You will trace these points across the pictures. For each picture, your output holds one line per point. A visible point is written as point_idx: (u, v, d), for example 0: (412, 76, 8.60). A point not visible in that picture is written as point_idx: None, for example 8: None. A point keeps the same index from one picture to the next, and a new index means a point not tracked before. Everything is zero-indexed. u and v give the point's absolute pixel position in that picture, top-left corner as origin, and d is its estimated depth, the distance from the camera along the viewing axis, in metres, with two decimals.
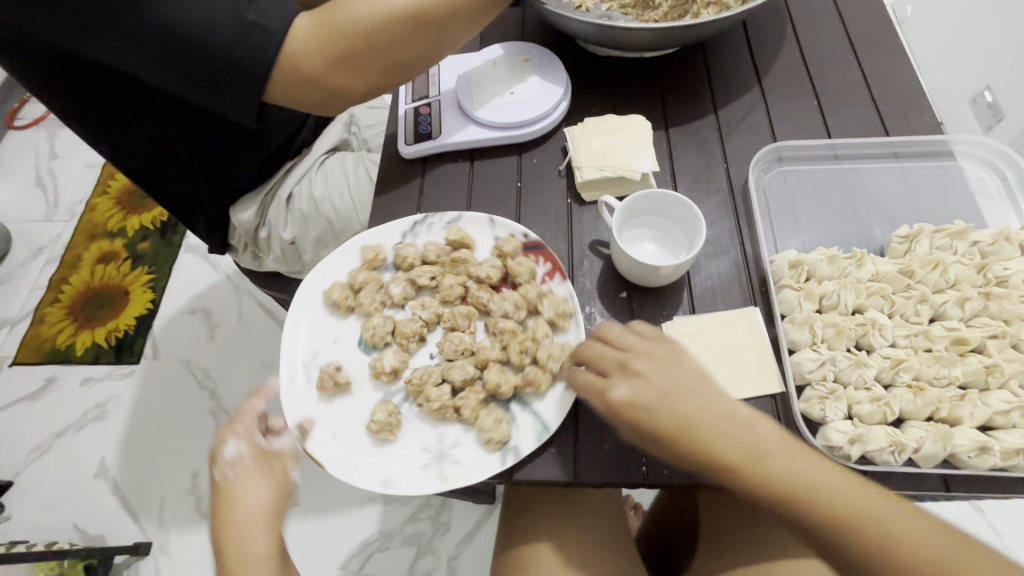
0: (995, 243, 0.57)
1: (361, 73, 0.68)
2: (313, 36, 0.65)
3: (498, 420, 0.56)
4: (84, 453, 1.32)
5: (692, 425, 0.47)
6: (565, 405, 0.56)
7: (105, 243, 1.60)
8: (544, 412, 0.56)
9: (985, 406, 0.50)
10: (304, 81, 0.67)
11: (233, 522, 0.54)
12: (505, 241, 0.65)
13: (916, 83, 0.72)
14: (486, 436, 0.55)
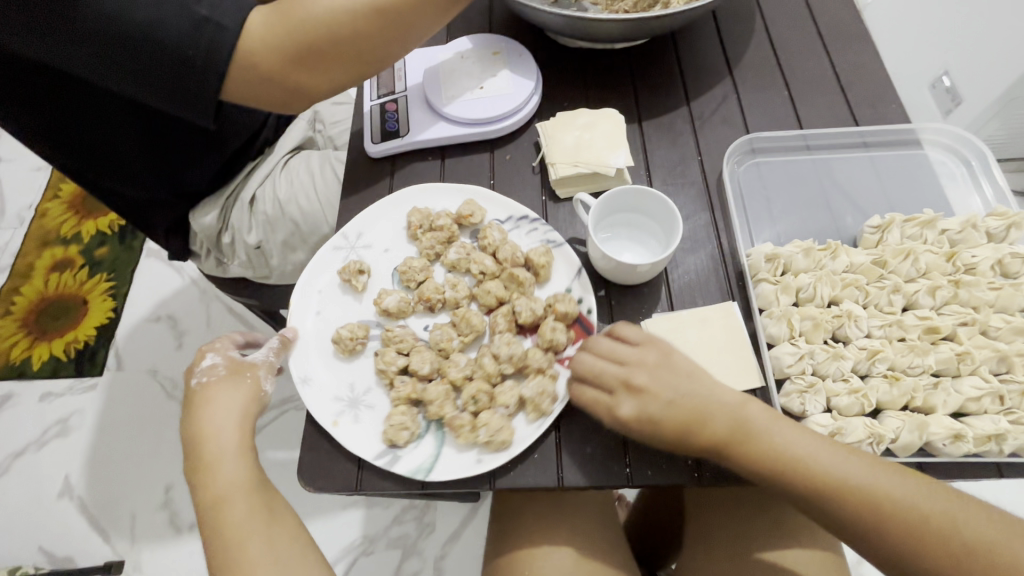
0: (962, 230, 0.58)
1: (322, 68, 0.65)
2: (271, 28, 0.61)
3: (406, 428, 0.54)
4: (47, 471, 1.26)
5: (700, 426, 0.49)
6: (465, 474, 0.52)
7: (60, 250, 1.52)
8: (444, 459, 0.54)
9: (958, 393, 0.51)
10: (261, 77, 0.63)
11: (207, 420, 0.56)
12: (564, 298, 0.59)
13: (882, 72, 0.73)
14: (389, 425, 0.54)
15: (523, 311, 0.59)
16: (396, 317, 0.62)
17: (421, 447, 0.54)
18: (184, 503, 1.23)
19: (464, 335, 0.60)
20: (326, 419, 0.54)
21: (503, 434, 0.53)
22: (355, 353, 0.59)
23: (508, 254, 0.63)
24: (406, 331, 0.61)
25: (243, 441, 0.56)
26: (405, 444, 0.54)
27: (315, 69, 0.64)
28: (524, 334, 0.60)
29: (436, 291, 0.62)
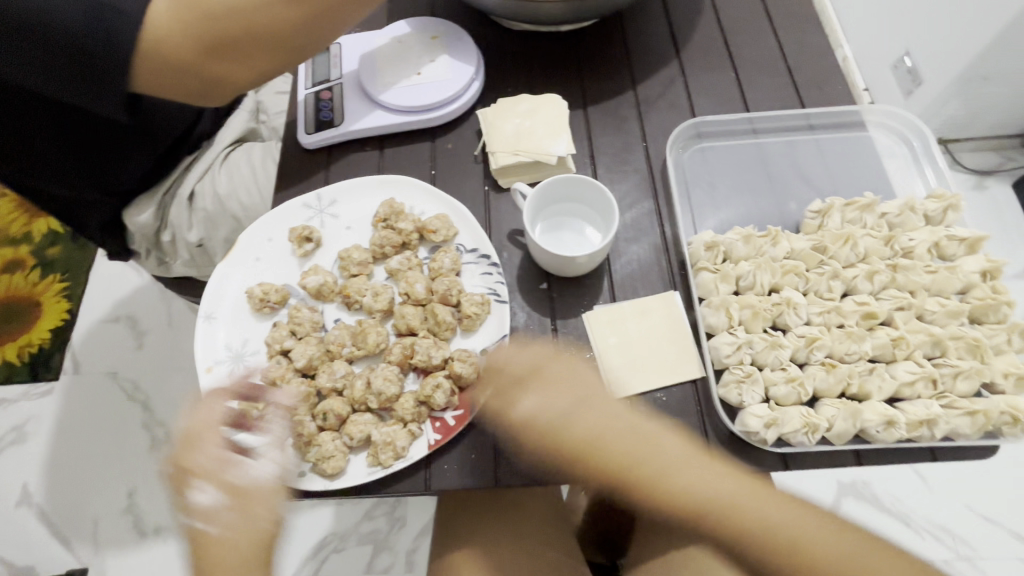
0: (901, 213, 0.57)
1: (242, 60, 0.61)
2: (181, 16, 0.57)
3: (260, 410, 0.53)
4: (2, 480, 1.22)
5: (622, 471, 0.43)
6: (282, 484, 0.50)
7: (8, 251, 1.45)
8: (284, 460, 0.52)
9: (893, 378, 0.50)
10: (175, 69, 0.59)
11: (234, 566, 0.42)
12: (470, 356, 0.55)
13: (829, 53, 0.72)
14: (249, 399, 0.54)
15: (420, 353, 0.55)
16: (317, 298, 0.60)
17: None
18: (148, 506, 1.19)
19: (357, 348, 0.56)
20: (204, 362, 0.57)
21: (332, 462, 0.50)
22: (264, 313, 0.59)
23: (441, 288, 0.58)
24: (313, 314, 0.58)
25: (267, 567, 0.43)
26: None
27: (234, 60, 0.61)
28: (418, 374, 0.56)
29: (359, 291, 0.59)
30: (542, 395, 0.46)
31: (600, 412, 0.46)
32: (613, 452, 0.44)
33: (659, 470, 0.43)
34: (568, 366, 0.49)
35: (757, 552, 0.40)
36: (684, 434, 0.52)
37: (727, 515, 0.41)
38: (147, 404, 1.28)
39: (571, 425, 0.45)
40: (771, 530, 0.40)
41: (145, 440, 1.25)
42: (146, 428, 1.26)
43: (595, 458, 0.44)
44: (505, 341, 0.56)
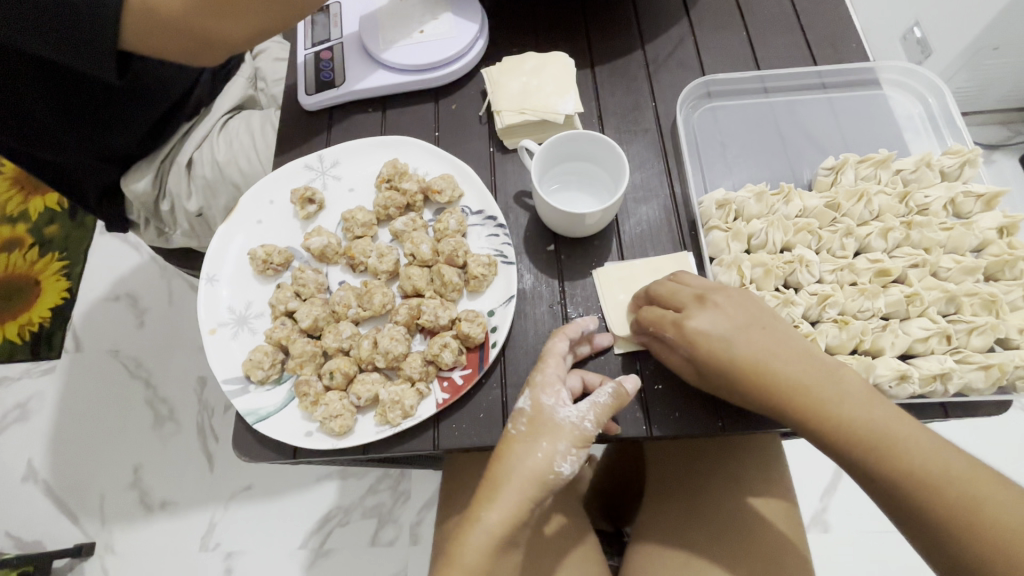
0: (916, 170, 0.56)
1: (233, 14, 0.59)
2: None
3: (270, 368, 0.53)
4: (8, 456, 1.22)
5: (801, 395, 0.43)
6: (288, 442, 0.50)
7: (6, 229, 1.43)
8: (298, 420, 0.52)
9: (906, 334, 0.50)
10: (163, 24, 0.57)
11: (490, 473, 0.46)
12: (476, 321, 0.53)
13: (843, 11, 0.70)
14: (255, 358, 0.53)
15: (427, 314, 0.54)
16: (321, 260, 0.59)
17: (274, 392, 0.53)
18: (154, 481, 1.19)
19: (363, 309, 0.55)
20: (207, 323, 0.56)
21: (341, 419, 0.50)
22: (267, 275, 0.58)
23: (447, 249, 0.57)
24: (317, 276, 0.57)
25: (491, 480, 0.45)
26: (259, 381, 0.53)
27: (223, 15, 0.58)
28: (424, 335, 0.55)
29: (364, 252, 0.58)
30: (716, 325, 0.45)
31: (802, 350, 0.44)
32: (773, 377, 0.43)
33: (830, 394, 0.42)
34: (743, 300, 0.47)
35: (900, 479, 0.40)
36: (694, 392, 0.52)
37: (875, 438, 0.41)
38: (149, 380, 1.28)
39: (757, 352, 0.44)
40: (934, 453, 0.40)
41: (148, 416, 1.25)
42: (150, 404, 1.26)
43: (755, 383, 0.44)
44: (514, 302, 0.55)
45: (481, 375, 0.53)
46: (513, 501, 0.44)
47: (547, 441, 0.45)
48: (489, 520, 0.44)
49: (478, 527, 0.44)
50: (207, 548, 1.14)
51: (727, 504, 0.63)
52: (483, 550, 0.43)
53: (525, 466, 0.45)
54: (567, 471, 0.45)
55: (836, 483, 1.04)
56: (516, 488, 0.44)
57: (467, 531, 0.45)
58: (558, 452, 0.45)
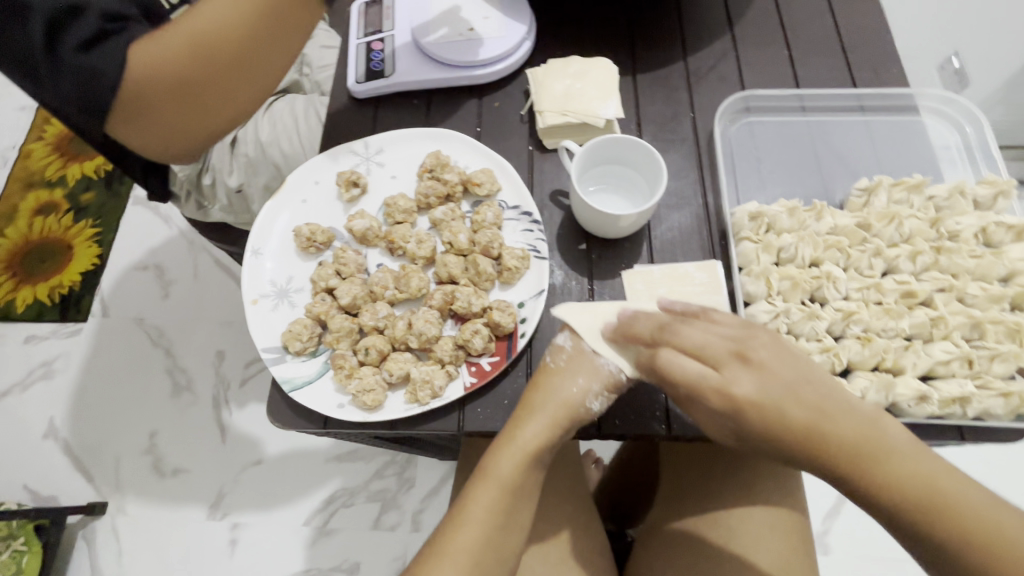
0: (950, 197, 0.57)
1: (237, 67, 0.58)
2: (166, 35, 0.54)
3: (309, 339, 0.55)
4: (31, 413, 1.27)
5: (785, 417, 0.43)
6: (321, 411, 0.52)
7: (45, 193, 1.48)
8: (330, 391, 0.54)
9: (928, 356, 0.51)
10: (165, 91, 0.55)
11: (508, 439, 0.50)
12: (507, 311, 0.55)
13: (886, 36, 0.70)
14: (294, 329, 0.55)
15: (460, 301, 0.56)
16: (362, 243, 0.61)
17: (309, 363, 0.55)
18: (169, 448, 1.23)
19: (400, 291, 0.58)
20: (250, 294, 0.59)
21: (373, 393, 0.52)
22: (309, 253, 0.61)
23: (483, 239, 0.59)
24: (358, 257, 0.60)
25: (510, 436, 0.51)
26: (296, 352, 0.55)
27: (226, 70, 0.57)
28: (455, 321, 0.57)
29: (403, 237, 0.60)
30: (697, 339, 0.46)
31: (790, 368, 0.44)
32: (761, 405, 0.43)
33: (812, 417, 0.42)
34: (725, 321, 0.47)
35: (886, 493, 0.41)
36: None
37: (859, 452, 0.41)
38: (171, 350, 1.32)
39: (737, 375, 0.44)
40: (912, 461, 0.41)
41: (167, 385, 1.29)
42: (170, 373, 1.29)
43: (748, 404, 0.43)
44: (545, 295, 0.57)
45: (508, 363, 0.55)
46: (548, 421, 0.50)
47: (582, 378, 0.51)
48: (502, 467, 0.50)
49: (491, 479, 0.49)
50: (214, 518, 1.17)
51: (730, 512, 0.64)
52: (490, 505, 0.48)
53: (562, 394, 0.51)
54: (596, 408, 0.51)
55: (839, 507, 1.05)
56: (551, 414, 0.50)
57: (482, 483, 0.49)
58: (592, 390, 0.51)
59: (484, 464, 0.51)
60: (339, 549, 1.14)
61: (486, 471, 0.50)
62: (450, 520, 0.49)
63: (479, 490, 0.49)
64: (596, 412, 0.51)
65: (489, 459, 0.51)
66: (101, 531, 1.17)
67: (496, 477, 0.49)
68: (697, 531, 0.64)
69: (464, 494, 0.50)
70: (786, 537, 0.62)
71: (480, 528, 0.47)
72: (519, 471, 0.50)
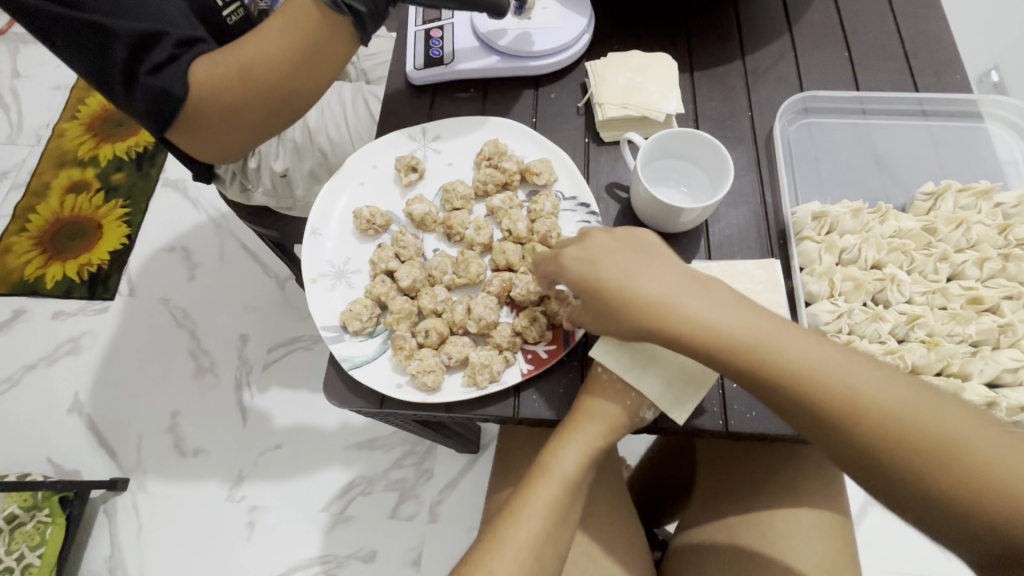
0: (1019, 205, 0.56)
1: (282, 90, 0.61)
2: (219, 61, 0.58)
3: (369, 319, 0.55)
4: (57, 387, 1.28)
5: (745, 347, 0.44)
6: (379, 391, 0.53)
7: (76, 172, 1.50)
8: (388, 371, 0.54)
9: (996, 362, 0.50)
10: (221, 115, 0.60)
11: (569, 441, 0.51)
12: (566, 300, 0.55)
13: (948, 42, 0.69)
14: (355, 309, 0.55)
15: (519, 288, 0.56)
16: (419, 227, 0.62)
17: (367, 343, 0.56)
18: (190, 429, 1.24)
19: (458, 276, 0.58)
20: (309, 273, 0.59)
21: (433, 374, 0.52)
22: (367, 235, 0.61)
23: (542, 228, 0.59)
24: (416, 241, 0.60)
25: (570, 438, 0.51)
26: (355, 331, 0.55)
27: (274, 93, 0.60)
28: (511, 309, 0.58)
29: (462, 223, 0.61)
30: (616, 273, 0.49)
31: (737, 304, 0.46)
32: (708, 333, 0.44)
33: (760, 342, 0.43)
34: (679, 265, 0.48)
35: (841, 419, 0.41)
36: None
37: (809, 374, 0.42)
38: (195, 332, 1.33)
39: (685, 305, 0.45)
40: (863, 386, 0.41)
41: (191, 366, 1.30)
42: (194, 355, 1.31)
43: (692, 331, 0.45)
44: None
45: (565, 352, 0.55)
46: (609, 431, 0.51)
47: (637, 394, 0.51)
48: (564, 467, 0.51)
49: (553, 478, 0.51)
50: (234, 499, 1.18)
51: (771, 513, 0.64)
52: (553, 504, 0.50)
53: (618, 408, 0.51)
54: (648, 418, 0.52)
55: (861, 518, 1.04)
56: (606, 423, 0.51)
57: (543, 480, 0.51)
58: (645, 403, 0.52)
59: (543, 460, 0.52)
60: (356, 536, 1.14)
61: (547, 467, 0.52)
62: (510, 516, 0.50)
63: (540, 486, 0.51)
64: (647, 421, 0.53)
65: (548, 455, 0.52)
66: (122, 506, 1.19)
67: (557, 474, 0.51)
68: (739, 531, 0.64)
69: (523, 488, 0.52)
70: (826, 539, 0.62)
71: (540, 523, 0.49)
72: (579, 469, 0.51)
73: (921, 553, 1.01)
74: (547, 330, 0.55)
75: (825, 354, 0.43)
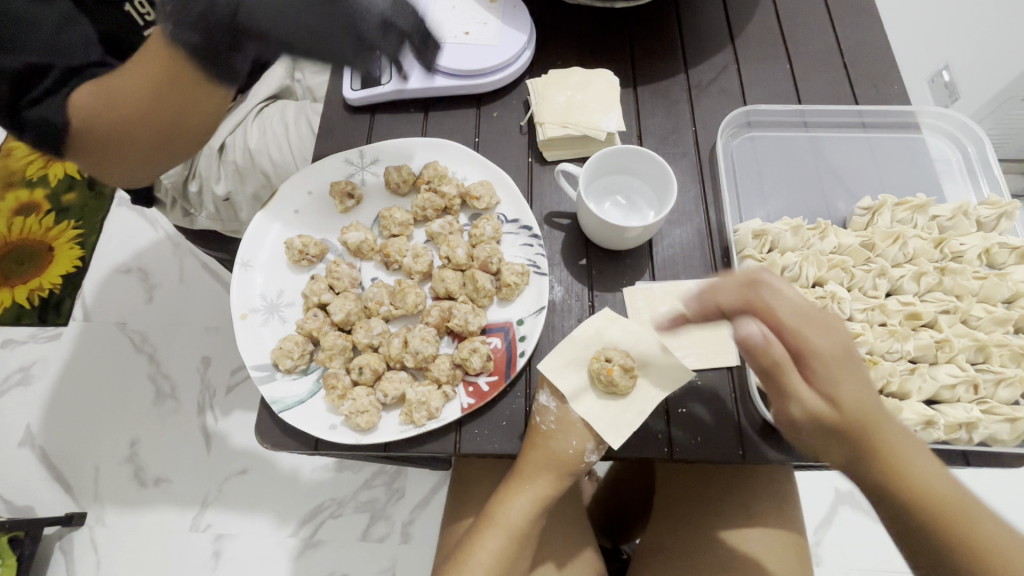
0: (953, 218, 0.58)
1: (162, 115, 0.51)
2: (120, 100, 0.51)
3: (301, 356, 0.54)
4: (7, 419, 1.22)
5: (940, 502, 0.40)
6: (312, 434, 0.51)
7: (24, 192, 1.43)
8: (317, 411, 0.52)
9: (934, 379, 0.51)
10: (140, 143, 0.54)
11: (516, 488, 0.50)
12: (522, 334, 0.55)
13: (887, 52, 0.70)
14: (284, 347, 0.53)
15: (457, 318, 0.54)
16: (356, 255, 0.60)
17: (298, 382, 0.53)
18: (150, 458, 1.19)
19: (395, 307, 0.57)
20: (239, 308, 0.56)
21: (370, 411, 0.51)
22: (301, 266, 0.59)
23: (482, 254, 0.58)
24: (352, 271, 0.58)
25: (519, 485, 0.50)
26: (286, 370, 0.53)
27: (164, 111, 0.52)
28: (452, 339, 0.56)
29: (400, 251, 0.59)
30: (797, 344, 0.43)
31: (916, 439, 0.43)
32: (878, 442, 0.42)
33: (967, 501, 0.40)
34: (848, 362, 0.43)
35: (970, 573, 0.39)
36: (716, 420, 0.52)
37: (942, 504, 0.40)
38: (154, 356, 1.27)
39: (884, 414, 0.42)
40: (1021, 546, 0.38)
41: (149, 393, 1.24)
42: (152, 380, 1.25)
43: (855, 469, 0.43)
44: (545, 312, 0.55)
45: (507, 383, 0.53)
46: (554, 477, 0.50)
47: (576, 438, 0.49)
48: (514, 511, 0.50)
49: (499, 525, 0.50)
50: (197, 529, 1.13)
51: (729, 530, 0.63)
52: (497, 552, 0.49)
53: (558, 455, 0.49)
54: (594, 460, 0.50)
55: (830, 518, 1.04)
56: (550, 474, 0.50)
57: (489, 526, 0.50)
58: (587, 447, 0.49)
59: (491, 509, 0.51)
60: (327, 562, 1.10)
61: (493, 518, 0.51)
62: (456, 564, 0.50)
63: (485, 535, 0.50)
64: (595, 462, 0.51)
65: (497, 505, 0.51)
66: (79, 542, 1.13)
67: (504, 523, 0.50)
68: (694, 552, 0.63)
69: (470, 537, 0.51)
70: (787, 559, 0.61)
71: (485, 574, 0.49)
72: (531, 512, 0.50)
73: (891, 551, 1.02)
74: (484, 362, 0.53)
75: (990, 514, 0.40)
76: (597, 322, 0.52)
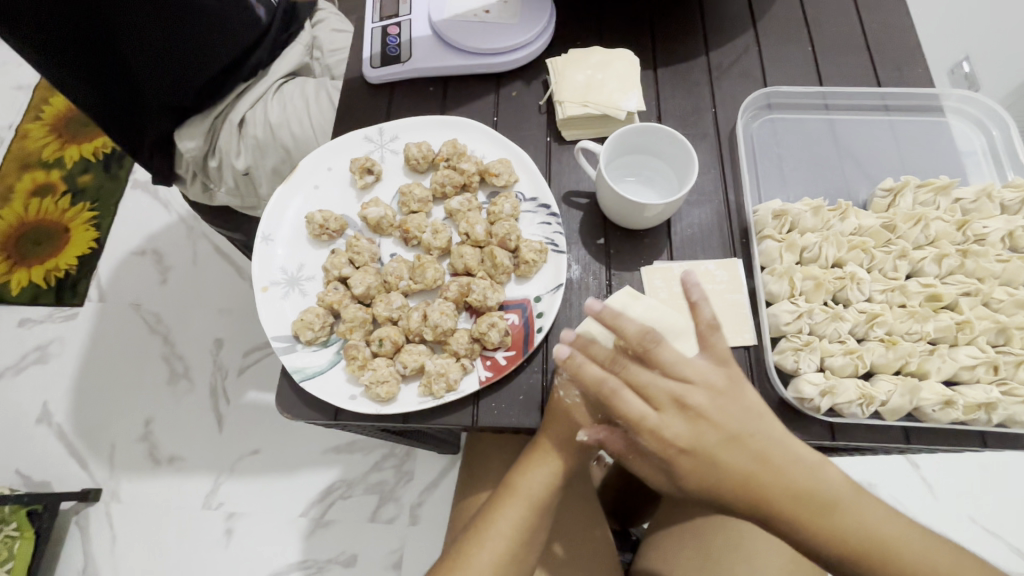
0: (977, 200, 0.58)
1: None
2: None
3: (323, 327, 0.54)
4: (25, 396, 1.24)
5: (818, 510, 0.42)
6: (332, 402, 0.51)
7: (40, 174, 1.44)
8: (339, 380, 0.53)
9: (953, 361, 0.51)
10: None
11: (537, 459, 0.51)
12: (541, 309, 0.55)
13: (912, 36, 0.69)
14: (307, 317, 0.54)
15: (475, 293, 0.55)
16: (376, 231, 0.60)
17: (319, 354, 0.54)
18: (164, 436, 1.21)
19: (415, 282, 0.57)
20: (260, 281, 0.57)
21: (390, 381, 0.51)
22: (321, 240, 0.59)
23: (501, 231, 0.58)
24: (372, 246, 0.59)
25: (539, 455, 0.51)
26: (308, 341, 0.54)
27: None
28: (470, 315, 0.56)
29: (419, 227, 0.59)
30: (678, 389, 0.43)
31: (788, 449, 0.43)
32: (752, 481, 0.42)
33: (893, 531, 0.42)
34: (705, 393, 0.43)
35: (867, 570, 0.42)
36: None
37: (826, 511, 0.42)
38: (168, 337, 1.29)
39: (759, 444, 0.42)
40: (894, 530, 0.42)
41: (163, 372, 1.26)
42: (166, 360, 1.27)
43: (751, 502, 0.42)
44: (562, 289, 0.56)
45: (524, 358, 0.53)
46: (574, 447, 0.51)
47: (596, 409, 0.50)
48: (535, 483, 0.51)
49: (519, 496, 0.50)
50: (210, 507, 1.15)
51: None
52: (518, 523, 0.49)
53: (578, 426, 0.50)
54: None
55: None
56: (569, 445, 0.50)
57: (508, 497, 0.50)
58: None
59: (510, 480, 0.52)
60: (338, 541, 1.12)
61: (514, 488, 0.51)
62: (474, 533, 0.50)
63: (506, 505, 0.50)
64: None
65: (516, 476, 0.52)
66: (95, 517, 1.16)
67: (524, 495, 0.50)
68: (705, 532, 0.64)
69: (489, 509, 0.51)
70: None
71: (506, 544, 0.48)
72: (547, 485, 0.51)
73: None
74: (502, 337, 0.53)
75: (866, 504, 0.43)
76: (616, 297, 0.52)
